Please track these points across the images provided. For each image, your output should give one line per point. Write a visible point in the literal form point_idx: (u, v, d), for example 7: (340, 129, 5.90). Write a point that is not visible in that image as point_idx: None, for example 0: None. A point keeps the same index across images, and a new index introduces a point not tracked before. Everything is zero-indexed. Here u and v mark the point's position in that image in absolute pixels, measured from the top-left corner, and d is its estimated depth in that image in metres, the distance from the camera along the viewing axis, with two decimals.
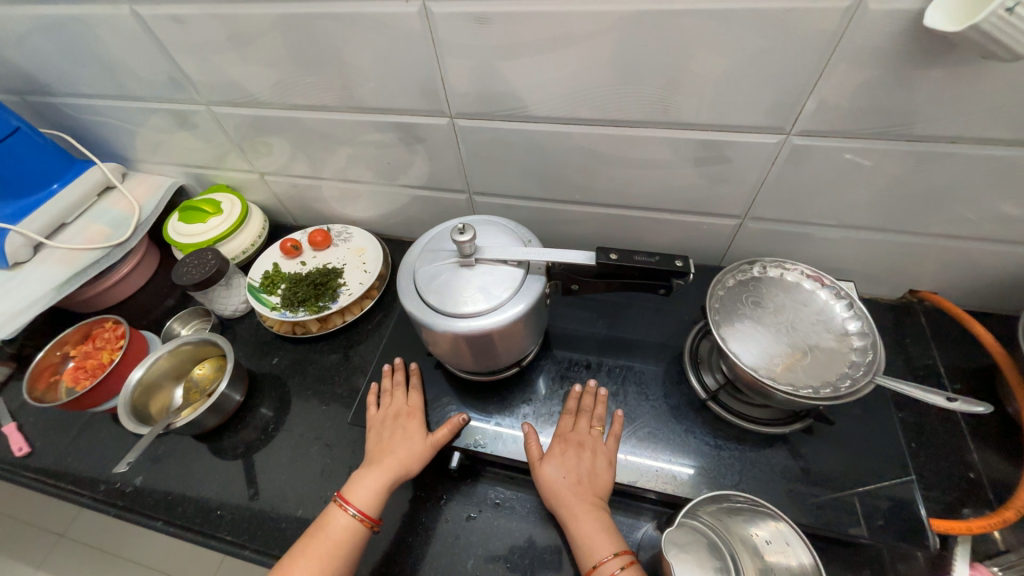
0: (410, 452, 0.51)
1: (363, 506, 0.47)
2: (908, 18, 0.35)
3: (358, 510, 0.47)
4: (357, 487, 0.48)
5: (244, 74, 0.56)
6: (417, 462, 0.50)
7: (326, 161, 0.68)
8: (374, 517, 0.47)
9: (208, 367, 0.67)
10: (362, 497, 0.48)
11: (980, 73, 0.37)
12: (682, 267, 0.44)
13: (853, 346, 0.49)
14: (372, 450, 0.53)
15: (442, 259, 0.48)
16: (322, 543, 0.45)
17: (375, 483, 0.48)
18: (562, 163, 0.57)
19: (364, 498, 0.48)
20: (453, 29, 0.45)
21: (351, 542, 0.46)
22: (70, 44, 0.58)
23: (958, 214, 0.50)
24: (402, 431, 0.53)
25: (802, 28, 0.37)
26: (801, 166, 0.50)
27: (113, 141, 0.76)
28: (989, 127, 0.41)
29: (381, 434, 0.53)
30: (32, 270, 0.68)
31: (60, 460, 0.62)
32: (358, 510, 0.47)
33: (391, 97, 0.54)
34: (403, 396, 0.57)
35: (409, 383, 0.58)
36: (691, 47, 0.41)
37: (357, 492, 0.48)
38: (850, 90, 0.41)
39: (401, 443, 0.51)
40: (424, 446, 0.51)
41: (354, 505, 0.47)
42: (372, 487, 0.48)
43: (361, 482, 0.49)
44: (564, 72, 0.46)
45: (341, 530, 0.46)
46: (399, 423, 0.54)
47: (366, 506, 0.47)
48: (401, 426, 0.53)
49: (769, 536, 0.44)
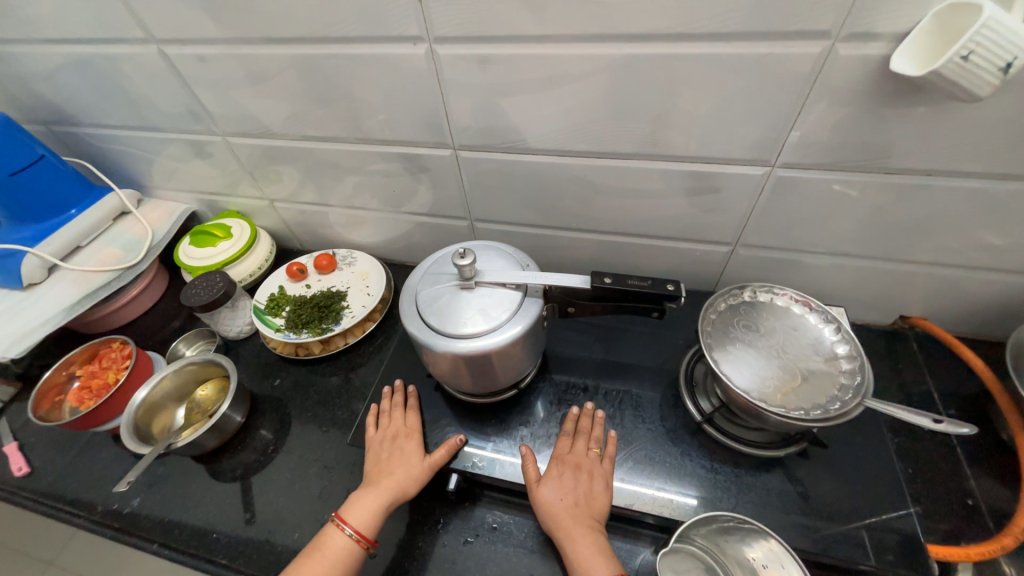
0: (407, 474, 0.51)
1: (360, 527, 0.47)
2: (877, 62, 0.38)
3: (355, 530, 0.47)
4: (355, 506, 0.49)
5: (261, 108, 0.60)
6: (416, 484, 0.51)
7: (333, 188, 0.71)
8: (371, 538, 0.47)
9: (211, 389, 0.67)
10: (359, 517, 0.48)
11: (947, 112, 0.40)
12: (674, 291, 0.45)
13: (842, 369, 0.50)
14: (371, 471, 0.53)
15: (443, 282, 0.50)
16: (318, 563, 0.45)
17: (373, 504, 0.49)
18: (559, 192, 0.60)
19: (361, 520, 0.48)
20: (458, 69, 0.48)
21: (348, 563, 0.46)
22: (100, 79, 0.62)
23: (940, 242, 0.52)
24: (401, 452, 0.53)
25: (781, 70, 0.40)
26: (786, 197, 0.52)
27: (131, 168, 0.80)
28: (960, 162, 0.43)
29: (380, 455, 0.54)
30: (45, 292, 0.70)
31: (58, 482, 0.62)
32: (356, 530, 0.47)
33: (397, 130, 0.58)
34: (404, 416, 0.58)
35: (410, 405, 0.59)
36: (679, 87, 0.44)
37: (355, 512, 0.48)
38: (828, 126, 0.44)
39: (400, 465, 0.52)
40: (423, 469, 0.52)
41: (352, 525, 0.47)
42: (370, 508, 0.49)
43: (358, 503, 0.49)
44: (560, 109, 0.49)
45: (336, 551, 0.46)
46: (398, 444, 0.54)
47: (364, 526, 0.48)
48: (400, 447, 0.54)
49: (764, 559, 0.44)
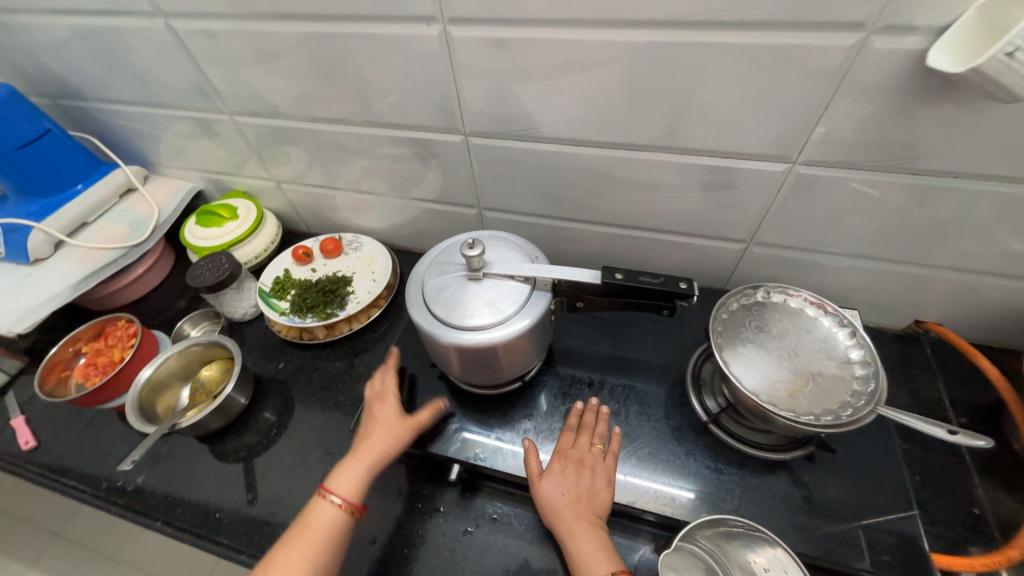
0: (386, 438, 0.52)
1: (345, 494, 0.48)
2: (913, 56, 0.36)
3: (340, 498, 0.48)
4: (338, 475, 0.50)
5: (269, 87, 0.58)
6: (394, 447, 0.52)
7: (341, 172, 0.70)
8: (357, 503, 0.49)
9: (215, 370, 0.67)
10: (343, 485, 0.49)
11: (983, 112, 0.38)
12: (686, 289, 0.44)
13: (855, 374, 0.49)
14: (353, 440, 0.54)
15: (450, 272, 0.49)
16: (307, 530, 0.46)
17: (355, 471, 0.50)
18: (571, 182, 0.59)
19: (345, 487, 0.49)
20: (472, 51, 0.47)
21: (336, 528, 0.47)
22: (106, 53, 0.61)
23: (963, 247, 0.50)
24: (377, 418, 0.54)
25: (810, 62, 0.39)
26: (806, 195, 0.50)
27: (137, 145, 0.79)
28: (991, 164, 0.41)
29: (359, 423, 0.55)
30: (51, 267, 0.69)
31: (64, 456, 0.63)
32: (341, 497, 0.48)
33: (408, 113, 0.56)
34: (378, 379, 0.59)
35: (384, 368, 0.60)
36: (701, 77, 0.42)
37: (338, 480, 0.49)
38: (856, 123, 0.42)
39: (377, 430, 0.53)
40: (401, 431, 0.53)
41: (336, 493, 0.48)
42: (353, 475, 0.49)
43: (340, 471, 0.50)
44: (575, 96, 0.48)
45: (323, 519, 0.47)
46: (373, 409, 0.55)
47: (349, 493, 0.48)
48: (376, 413, 0.55)
49: (767, 563, 0.44)
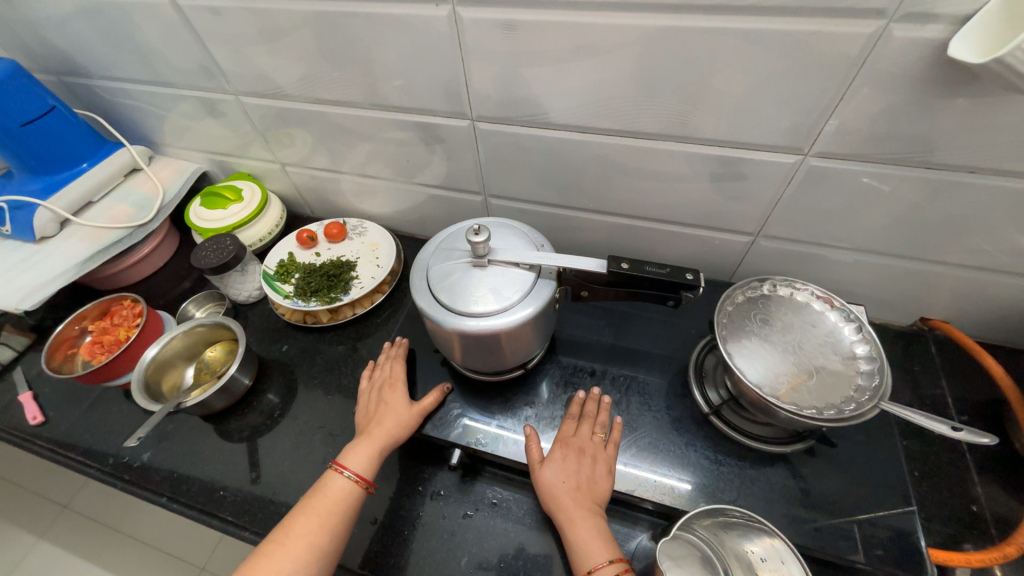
0: (397, 420, 0.53)
1: (359, 469, 0.49)
2: (933, 46, 0.35)
3: (354, 472, 0.49)
4: (352, 451, 0.50)
5: (274, 67, 0.58)
6: (406, 429, 0.53)
7: (346, 155, 0.69)
8: (369, 479, 0.49)
9: (220, 350, 0.68)
10: (357, 461, 0.50)
11: (1004, 105, 0.37)
12: (692, 280, 0.44)
13: (859, 370, 0.49)
14: (363, 420, 0.55)
15: (455, 259, 0.49)
16: (320, 502, 0.47)
17: (368, 449, 0.50)
18: (578, 170, 0.58)
19: (358, 463, 0.50)
20: (481, 34, 0.46)
21: (348, 502, 0.48)
22: (111, 29, 0.60)
23: (973, 244, 0.49)
24: (389, 401, 0.55)
25: (827, 51, 0.38)
26: (816, 188, 0.50)
27: (142, 124, 0.78)
28: (1008, 160, 0.41)
29: (370, 405, 0.56)
30: (57, 246, 0.70)
31: (71, 432, 0.64)
32: (354, 472, 0.49)
33: (414, 97, 0.55)
34: (389, 365, 0.60)
35: (396, 354, 0.61)
36: (714, 65, 0.42)
37: (352, 457, 0.50)
38: (871, 115, 0.41)
39: (388, 413, 0.54)
40: (410, 415, 0.54)
41: (350, 468, 0.49)
42: (367, 451, 0.50)
43: (353, 448, 0.51)
44: (585, 82, 0.47)
45: (338, 491, 0.48)
46: (384, 393, 0.56)
47: (362, 469, 0.49)
48: (388, 395, 0.56)
49: (764, 553, 0.44)
